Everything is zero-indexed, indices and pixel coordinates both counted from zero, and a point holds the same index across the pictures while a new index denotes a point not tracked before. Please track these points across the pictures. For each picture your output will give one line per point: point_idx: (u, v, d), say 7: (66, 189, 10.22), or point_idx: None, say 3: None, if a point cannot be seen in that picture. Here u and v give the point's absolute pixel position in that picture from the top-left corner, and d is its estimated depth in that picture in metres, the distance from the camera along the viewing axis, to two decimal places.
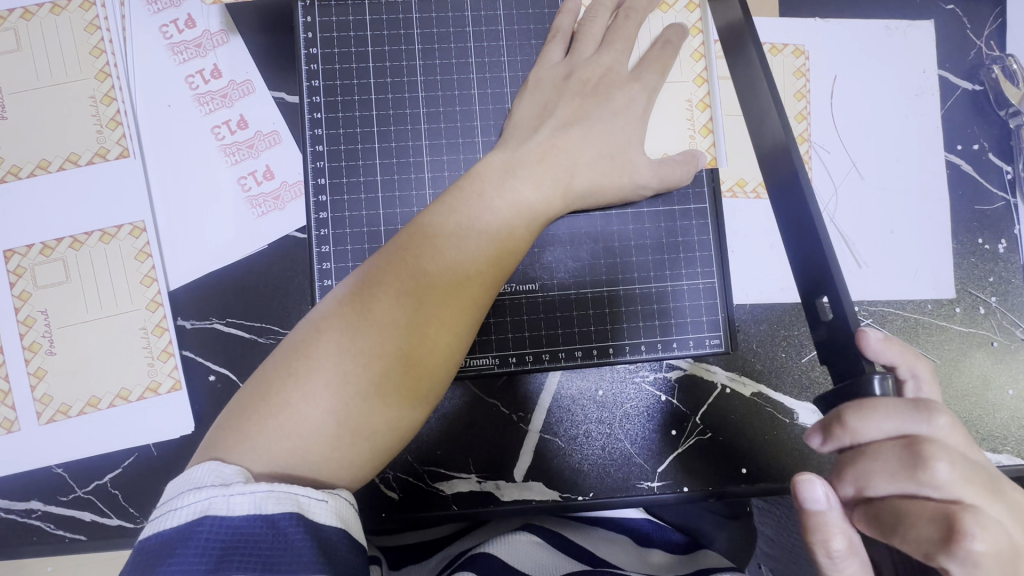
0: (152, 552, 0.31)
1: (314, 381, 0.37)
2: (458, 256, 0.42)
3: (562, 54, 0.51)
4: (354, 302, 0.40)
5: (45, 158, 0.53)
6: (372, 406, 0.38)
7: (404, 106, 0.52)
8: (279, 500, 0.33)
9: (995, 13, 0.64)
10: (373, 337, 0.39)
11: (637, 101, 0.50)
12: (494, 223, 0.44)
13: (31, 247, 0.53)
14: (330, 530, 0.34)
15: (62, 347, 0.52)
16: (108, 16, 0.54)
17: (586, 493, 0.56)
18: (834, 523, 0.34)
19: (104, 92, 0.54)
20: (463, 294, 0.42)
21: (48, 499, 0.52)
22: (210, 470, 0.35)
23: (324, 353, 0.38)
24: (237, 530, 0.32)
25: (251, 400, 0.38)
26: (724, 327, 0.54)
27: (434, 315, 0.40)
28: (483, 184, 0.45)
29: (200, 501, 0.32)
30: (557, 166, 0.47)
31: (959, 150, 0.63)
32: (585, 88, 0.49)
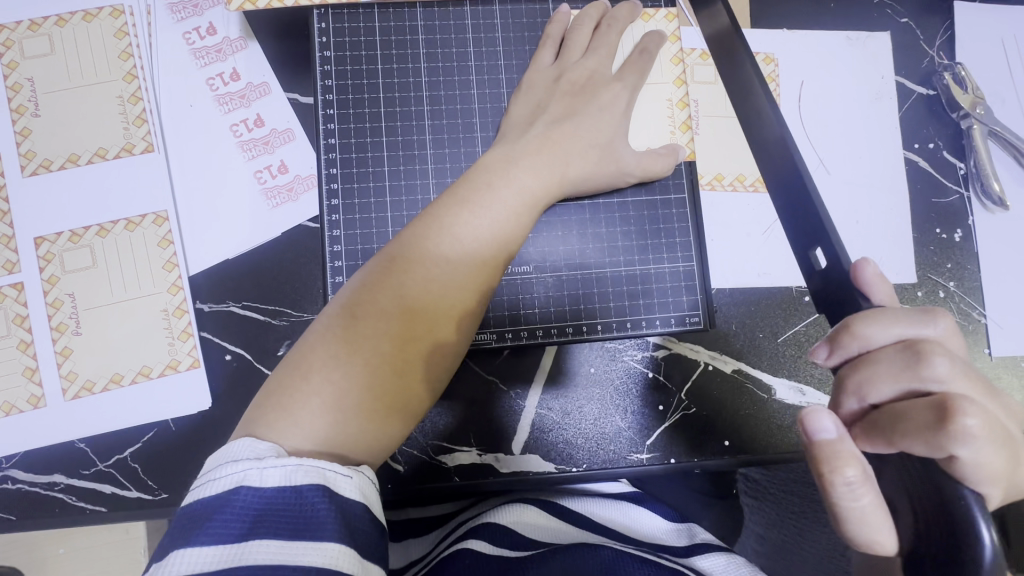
0: (194, 516, 0.35)
1: (342, 346, 0.42)
2: (469, 244, 0.47)
3: (553, 58, 0.56)
4: (378, 282, 0.45)
5: (74, 152, 0.57)
6: (388, 369, 0.43)
7: (410, 104, 0.57)
8: (308, 473, 0.37)
9: (945, 25, 0.71)
10: (392, 310, 0.44)
11: (620, 99, 0.55)
12: (501, 215, 0.48)
13: (60, 235, 0.56)
14: (350, 505, 0.38)
15: (88, 327, 0.55)
16: (136, 23, 0.59)
17: (579, 464, 0.60)
18: (848, 452, 0.36)
19: (131, 92, 0.58)
20: (473, 279, 0.47)
21: (71, 473, 0.54)
22: (245, 445, 0.38)
23: (351, 326, 0.43)
24: (269, 499, 0.36)
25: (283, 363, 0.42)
26: (703, 306, 0.59)
27: (449, 297, 0.45)
28: (490, 175, 0.50)
29: (236, 473, 0.36)
30: (553, 157, 0.51)
31: (916, 148, 0.69)
32: (574, 89, 0.54)
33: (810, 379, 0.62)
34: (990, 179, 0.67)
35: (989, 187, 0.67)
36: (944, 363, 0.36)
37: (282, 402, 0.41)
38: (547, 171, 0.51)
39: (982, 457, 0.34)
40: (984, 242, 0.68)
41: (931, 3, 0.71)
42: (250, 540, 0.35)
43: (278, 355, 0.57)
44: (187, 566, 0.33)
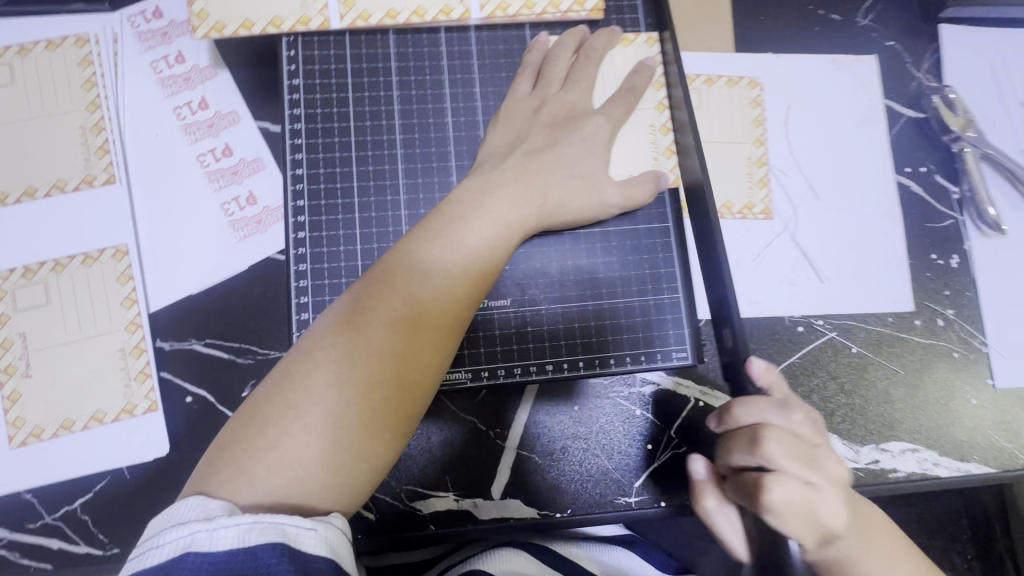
0: None
1: (305, 393, 0.39)
2: (444, 276, 0.44)
3: (530, 84, 0.55)
4: (347, 320, 0.42)
5: (31, 185, 0.55)
6: (356, 415, 0.39)
7: (381, 132, 0.55)
8: (263, 531, 0.34)
9: (932, 48, 0.70)
10: (363, 350, 0.41)
11: (600, 132, 0.53)
12: (478, 247, 0.46)
13: (13, 270, 0.53)
14: (313, 560, 0.35)
15: (39, 369, 0.52)
16: (101, 53, 0.57)
17: (564, 510, 0.56)
18: (707, 489, 0.49)
19: (94, 122, 0.56)
20: (449, 315, 0.44)
21: (15, 527, 0.51)
22: (194, 505, 0.36)
23: (312, 379, 0.40)
24: (219, 564, 0.33)
25: (242, 423, 0.39)
26: (690, 340, 0.56)
27: (423, 336, 0.43)
28: (464, 209, 0.47)
29: (183, 538, 0.34)
30: (531, 189, 0.49)
31: (908, 172, 0.67)
32: (554, 121, 0.53)
33: None
34: (984, 204, 0.65)
35: (985, 212, 0.65)
36: (777, 445, 0.41)
37: (236, 457, 0.38)
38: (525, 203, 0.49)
39: (787, 528, 0.41)
40: (981, 268, 0.65)
41: (916, 27, 0.70)
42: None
43: (242, 396, 0.53)
44: None
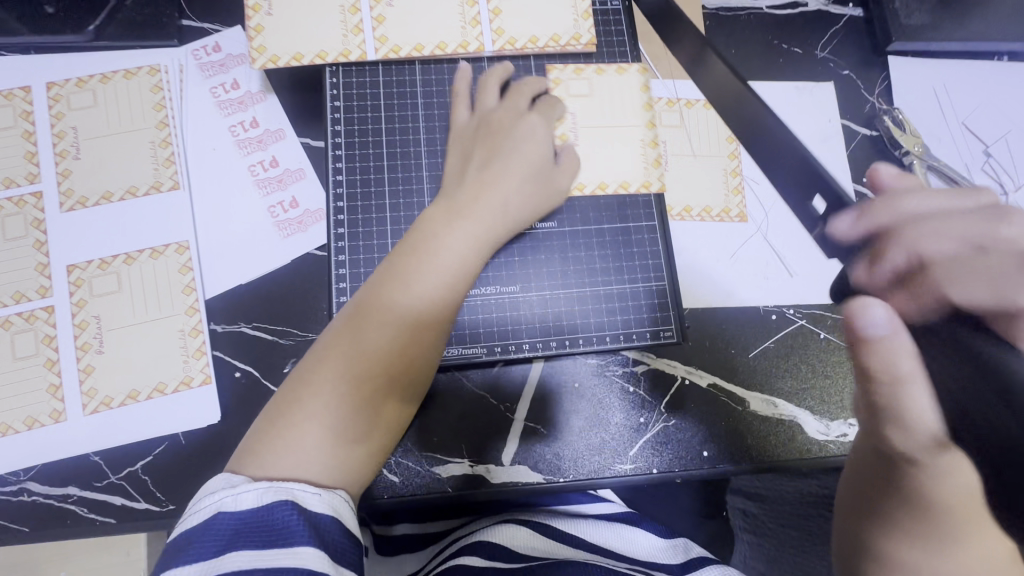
0: (174, 548, 0.38)
1: (315, 385, 0.46)
2: (424, 289, 0.50)
3: (510, 106, 0.62)
4: (346, 328, 0.48)
5: (108, 190, 0.64)
6: (357, 401, 0.46)
7: (409, 145, 0.65)
8: (277, 492, 0.41)
9: (882, 77, 0.80)
10: (362, 352, 0.47)
11: (537, 132, 0.61)
12: (454, 260, 0.52)
13: (90, 262, 0.62)
14: (320, 515, 0.41)
15: (110, 347, 0.60)
16: (170, 80, 0.67)
17: (566, 475, 0.63)
18: (893, 344, 0.41)
19: (162, 138, 0.66)
20: (432, 319, 0.50)
21: (84, 485, 0.58)
22: (219, 481, 0.42)
23: (320, 377, 0.46)
24: (244, 520, 0.39)
25: (266, 418, 0.46)
26: (675, 321, 0.64)
27: (414, 337, 0.49)
28: (434, 227, 0.53)
29: (213, 502, 0.40)
30: (492, 206, 0.56)
31: (864, 182, 0.77)
32: (492, 131, 0.60)
33: (781, 392, 0.66)
34: None
35: None
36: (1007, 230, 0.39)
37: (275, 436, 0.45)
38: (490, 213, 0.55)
39: None
40: None
41: (867, 59, 0.81)
42: (227, 552, 0.38)
43: (284, 371, 0.61)
44: None
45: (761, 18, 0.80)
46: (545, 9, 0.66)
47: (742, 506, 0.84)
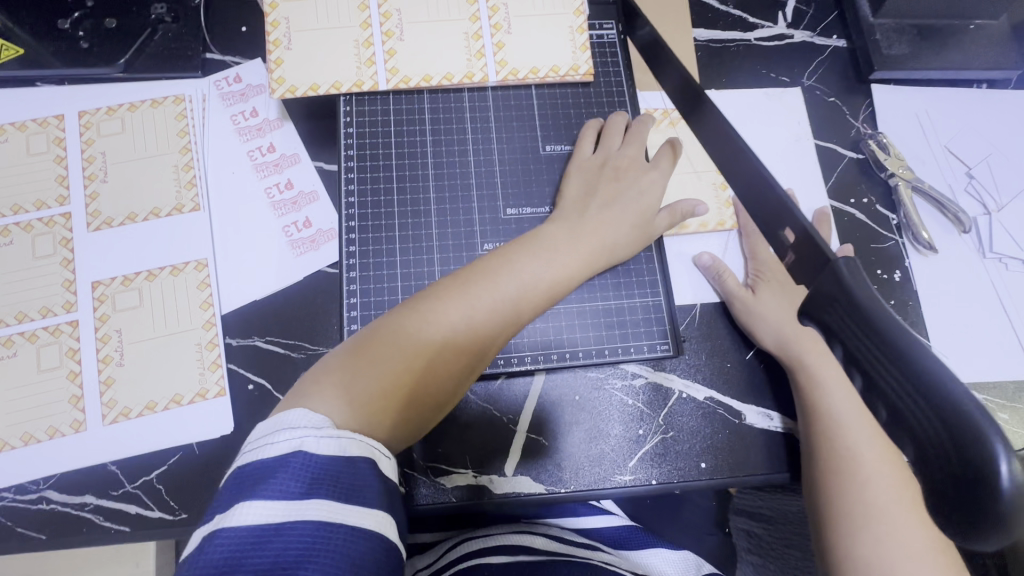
0: (253, 477, 0.38)
1: (361, 365, 0.47)
2: (507, 297, 0.54)
3: (633, 154, 0.67)
4: (403, 321, 0.50)
5: (133, 211, 0.68)
6: (390, 397, 0.47)
7: (418, 169, 0.69)
8: (360, 446, 0.42)
9: (866, 104, 0.85)
10: (414, 348, 0.49)
11: (655, 182, 0.65)
12: (518, 294, 0.54)
13: (114, 279, 0.65)
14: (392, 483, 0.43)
15: (130, 360, 0.63)
16: (194, 109, 0.72)
17: (568, 486, 0.64)
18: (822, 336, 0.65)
19: (185, 162, 0.70)
20: (481, 341, 0.53)
21: (100, 494, 0.60)
22: (301, 415, 0.42)
23: (384, 356, 0.48)
24: (325, 465, 0.39)
25: (324, 371, 0.47)
26: (671, 335, 0.67)
27: (459, 351, 0.51)
28: (526, 244, 0.58)
29: (296, 439, 0.40)
30: (600, 237, 0.61)
31: (852, 203, 0.80)
32: (615, 173, 0.66)
33: (775, 405, 0.68)
34: (918, 228, 0.77)
35: (919, 234, 0.77)
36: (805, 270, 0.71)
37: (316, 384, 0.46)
38: (565, 259, 0.58)
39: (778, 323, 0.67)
40: (921, 282, 0.77)
41: (852, 86, 0.85)
42: (308, 497, 0.38)
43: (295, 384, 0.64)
44: (247, 517, 0.36)
45: (749, 49, 0.85)
46: (545, 41, 0.71)
47: (746, 527, 0.83)
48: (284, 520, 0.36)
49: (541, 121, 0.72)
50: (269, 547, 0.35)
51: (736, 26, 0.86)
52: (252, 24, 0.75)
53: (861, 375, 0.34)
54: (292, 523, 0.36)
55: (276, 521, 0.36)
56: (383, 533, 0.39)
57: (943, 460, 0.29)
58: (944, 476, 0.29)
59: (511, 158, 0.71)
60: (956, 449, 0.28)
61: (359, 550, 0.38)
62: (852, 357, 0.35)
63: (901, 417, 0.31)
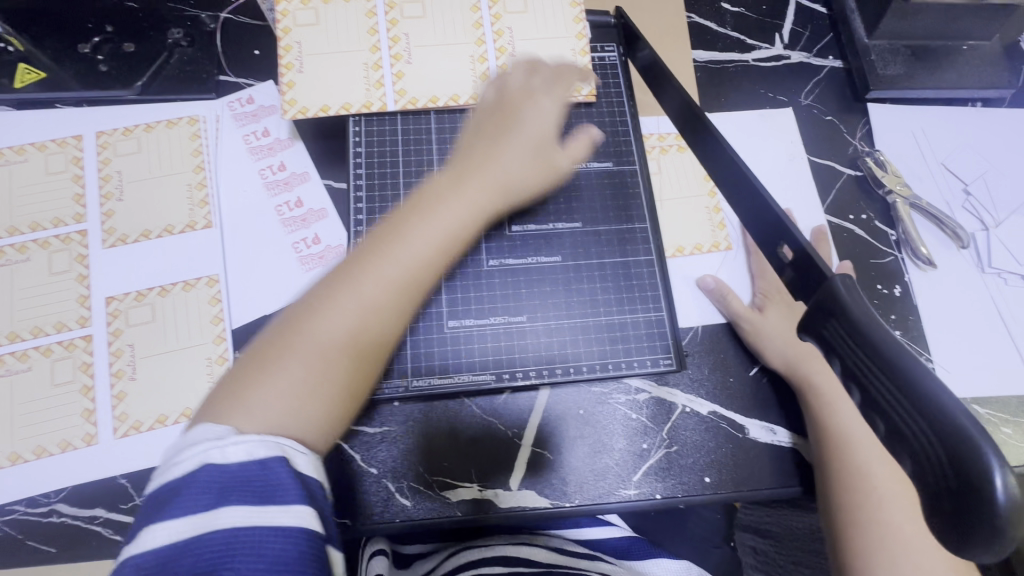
0: (161, 499, 0.40)
1: (263, 371, 0.47)
2: (388, 267, 0.51)
3: (527, 85, 0.67)
4: (285, 323, 0.50)
5: (147, 228, 0.69)
6: (304, 392, 0.47)
7: (425, 187, 0.71)
8: (269, 447, 0.43)
9: (863, 122, 0.86)
10: (315, 343, 0.48)
11: (545, 107, 0.66)
12: (414, 255, 0.53)
13: (127, 294, 0.67)
14: (310, 477, 0.44)
15: (142, 373, 0.64)
16: (207, 129, 0.74)
17: (572, 499, 0.65)
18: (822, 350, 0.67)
19: (198, 181, 0.72)
20: (388, 316, 0.51)
21: (111, 507, 0.60)
22: (205, 430, 0.43)
23: (287, 356, 0.48)
24: (232, 473, 0.41)
25: (226, 394, 0.46)
26: (674, 349, 0.68)
27: (368, 331, 0.50)
28: (403, 222, 0.55)
29: (198, 455, 0.41)
30: (495, 174, 0.61)
31: (852, 219, 0.81)
32: (505, 110, 0.66)
33: (779, 419, 0.69)
34: (918, 243, 0.78)
35: (918, 250, 0.78)
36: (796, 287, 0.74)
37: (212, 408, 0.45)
38: (446, 214, 0.56)
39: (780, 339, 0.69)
40: (921, 296, 0.78)
41: (849, 105, 0.87)
42: (218, 507, 0.39)
43: None
44: (159, 538, 0.38)
45: (747, 69, 0.87)
46: (549, 63, 0.73)
47: (752, 543, 0.88)
48: (195, 533, 0.38)
49: None
50: (183, 560, 0.38)
51: (733, 47, 0.88)
52: (265, 47, 0.78)
53: (861, 391, 0.35)
54: (208, 534, 0.38)
55: (184, 536, 0.38)
56: (301, 531, 0.40)
57: (938, 473, 0.30)
58: (938, 490, 0.30)
59: None
60: (950, 463, 0.29)
61: (278, 551, 0.39)
62: (850, 372, 0.36)
63: (898, 432, 0.32)
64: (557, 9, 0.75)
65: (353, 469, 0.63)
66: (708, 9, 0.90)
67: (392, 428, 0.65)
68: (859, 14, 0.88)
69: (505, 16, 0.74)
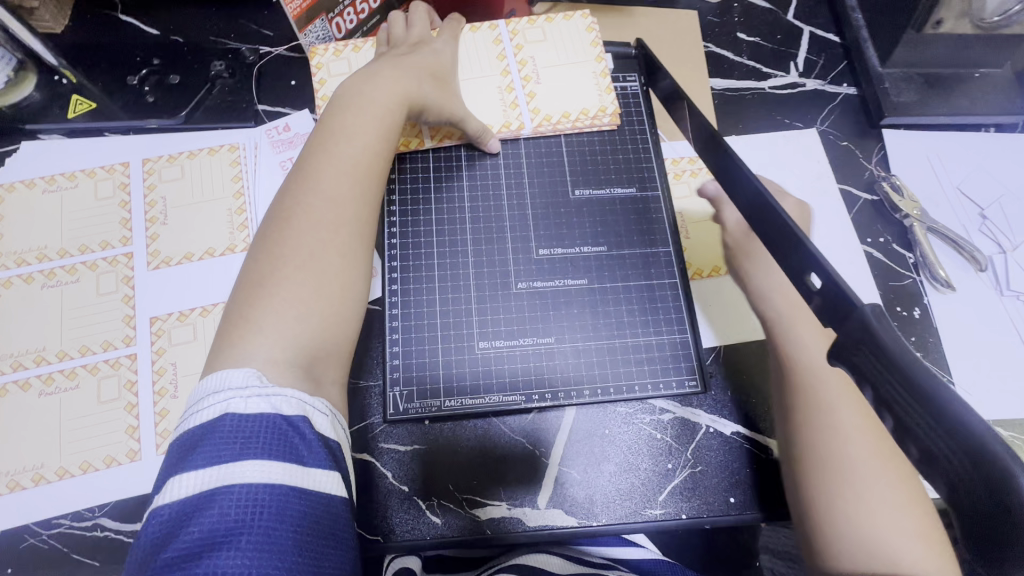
0: (189, 445, 0.45)
1: (257, 301, 0.54)
2: (340, 174, 0.60)
3: (419, 25, 0.75)
4: (266, 242, 0.57)
5: (190, 251, 0.72)
6: (308, 300, 0.54)
7: (455, 213, 0.74)
8: (291, 404, 0.49)
9: (879, 147, 0.88)
10: (300, 248, 0.56)
11: (445, 45, 0.75)
12: (358, 158, 0.62)
13: (170, 314, 0.69)
14: (330, 437, 0.51)
15: (183, 391, 0.66)
16: (247, 156, 0.77)
17: (600, 519, 0.65)
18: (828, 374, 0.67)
19: (238, 206, 0.75)
20: (355, 201, 0.60)
21: None
22: (219, 381, 0.48)
23: (276, 278, 0.54)
24: (250, 421, 0.46)
25: (221, 345, 0.52)
26: (697, 370, 0.70)
27: (341, 217, 0.59)
28: (325, 140, 0.63)
29: (220, 403, 0.47)
30: (411, 80, 0.68)
31: (870, 242, 0.83)
32: (409, 44, 0.73)
33: None
34: (935, 266, 0.80)
35: (936, 272, 0.79)
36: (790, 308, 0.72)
37: (227, 352, 0.51)
38: (369, 124, 0.64)
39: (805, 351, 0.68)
40: (941, 318, 0.79)
41: (864, 131, 0.89)
42: (240, 458, 0.44)
43: None
44: (184, 486, 0.43)
45: (764, 97, 0.90)
46: (575, 90, 0.77)
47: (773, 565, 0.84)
48: (221, 482, 0.43)
49: (571, 166, 0.77)
50: (210, 508, 0.42)
51: (750, 75, 0.91)
52: (301, 78, 0.81)
53: (892, 417, 0.37)
54: (229, 485, 0.43)
55: (205, 486, 0.43)
56: (316, 491, 0.46)
57: (976, 498, 0.32)
58: (977, 513, 0.32)
59: (542, 202, 0.75)
60: (986, 489, 0.31)
61: (300, 510, 0.44)
62: (883, 401, 0.38)
63: (933, 457, 0.34)
64: (573, 37, 0.79)
65: (382, 488, 0.64)
66: (724, 39, 0.93)
67: (421, 446, 0.67)
68: (872, 43, 0.90)
69: (526, 46, 0.78)
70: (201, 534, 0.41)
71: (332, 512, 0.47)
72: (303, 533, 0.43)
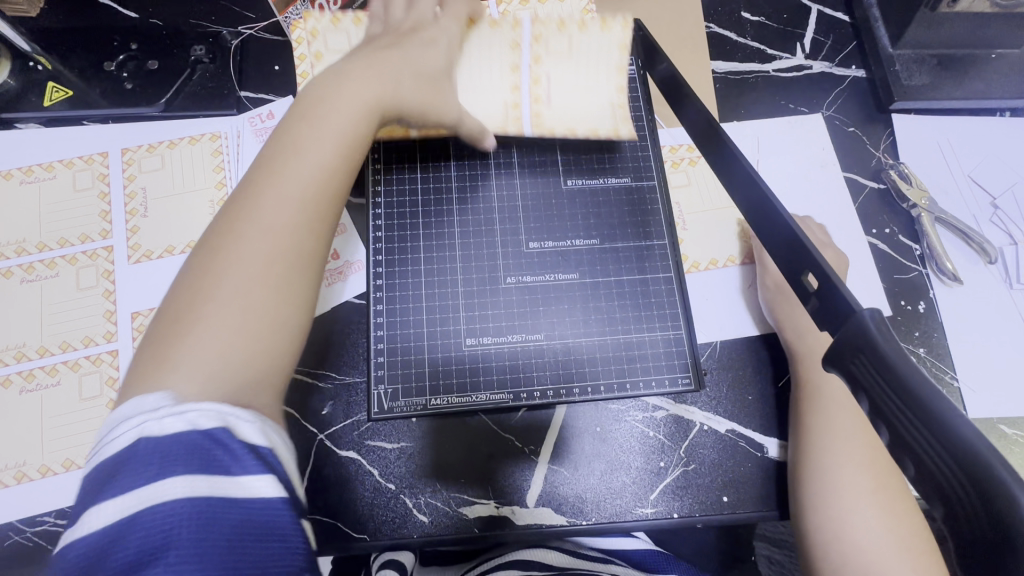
0: (102, 475, 0.39)
1: (192, 321, 0.45)
2: (297, 168, 0.51)
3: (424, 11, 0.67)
4: (206, 249, 0.48)
5: (171, 244, 0.71)
6: (254, 318, 0.46)
7: (443, 205, 0.71)
8: (209, 418, 0.41)
9: (888, 132, 0.85)
10: (245, 258, 0.47)
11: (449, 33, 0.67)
12: (319, 149, 0.52)
13: (152, 309, 0.68)
14: (258, 443, 0.42)
15: None
16: (228, 145, 0.75)
17: (589, 518, 0.64)
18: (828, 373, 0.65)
19: (220, 197, 0.72)
20: (317, 202, 0.51)
21: None
22: (133, 405, 0.41)
23: (216, 293, 0.46)
24: (169, 442, 0.39)
25: (143, 372, 0.43)
26: (692, 367, 0.67)
27: (296, 222, 0.49)
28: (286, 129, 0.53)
29: (133, 429, 0.40)
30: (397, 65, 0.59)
31: (875, 233, 0.80)
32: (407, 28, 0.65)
33: None
34: (943, 259, 0.76)
35: (943, 265, 0.76)
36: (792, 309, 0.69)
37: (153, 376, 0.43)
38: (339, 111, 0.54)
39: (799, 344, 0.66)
40: (946, 312, 0.76)
41: (872, 116, 0.85)
42: (160, 482, 0.38)
43: (323, 413, 0.66)
44: (97, 522, 0.37)
45: (768, 80, 0.86)
46: (586, 98, 0.72)
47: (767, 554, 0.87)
48: (140, 508, 0.37)
49: (563, 156, 0.74)
50: (131, 538, 0.36)
51: (754, 58, 0.87)
52: (285, 63, 0.78)
53: (892, 433, 0.34)
54: (151, 510, 0.37)
55: (122, 517, 0.37)
56: (255, 500, 0.40)
57: (979, 526, 0.29)
58: (977, 540, 0.29)
59: (533, 193, 0.73)
60: (989, 515, 0.29)
61: (238, 524, 0.39)
62: (879, 411, 0.35)
63: (929, 474, 0.32)
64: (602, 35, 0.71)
65: (369, 485, 0.64)
66: (727, 18, 0.89)
67: (407, 443, 0.65)
68: (884, 22, 0.86)
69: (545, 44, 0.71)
70: (125, 565, 0.36)
71: (277, 520, 0.41)
72: (244, 547, 0.39)
